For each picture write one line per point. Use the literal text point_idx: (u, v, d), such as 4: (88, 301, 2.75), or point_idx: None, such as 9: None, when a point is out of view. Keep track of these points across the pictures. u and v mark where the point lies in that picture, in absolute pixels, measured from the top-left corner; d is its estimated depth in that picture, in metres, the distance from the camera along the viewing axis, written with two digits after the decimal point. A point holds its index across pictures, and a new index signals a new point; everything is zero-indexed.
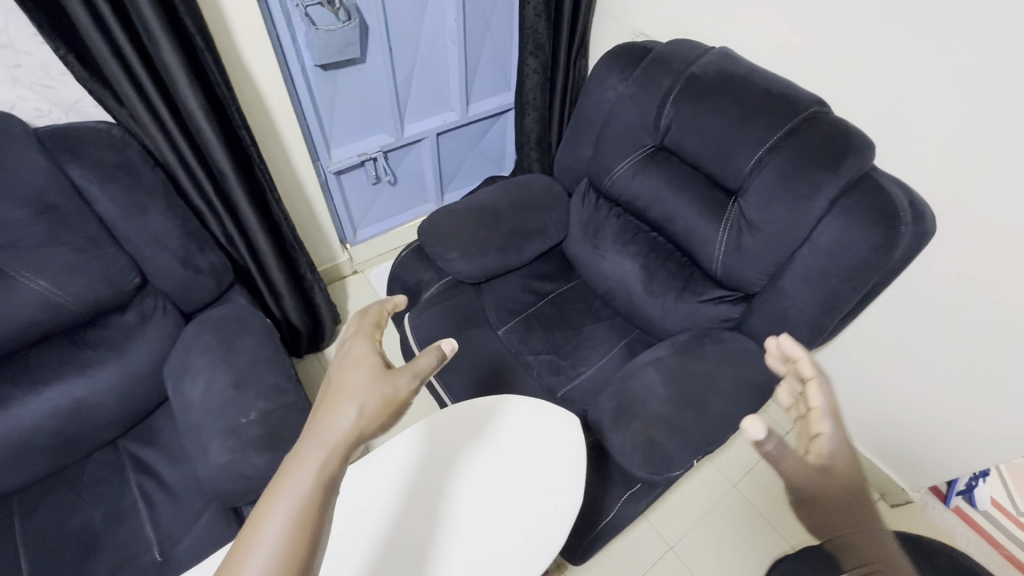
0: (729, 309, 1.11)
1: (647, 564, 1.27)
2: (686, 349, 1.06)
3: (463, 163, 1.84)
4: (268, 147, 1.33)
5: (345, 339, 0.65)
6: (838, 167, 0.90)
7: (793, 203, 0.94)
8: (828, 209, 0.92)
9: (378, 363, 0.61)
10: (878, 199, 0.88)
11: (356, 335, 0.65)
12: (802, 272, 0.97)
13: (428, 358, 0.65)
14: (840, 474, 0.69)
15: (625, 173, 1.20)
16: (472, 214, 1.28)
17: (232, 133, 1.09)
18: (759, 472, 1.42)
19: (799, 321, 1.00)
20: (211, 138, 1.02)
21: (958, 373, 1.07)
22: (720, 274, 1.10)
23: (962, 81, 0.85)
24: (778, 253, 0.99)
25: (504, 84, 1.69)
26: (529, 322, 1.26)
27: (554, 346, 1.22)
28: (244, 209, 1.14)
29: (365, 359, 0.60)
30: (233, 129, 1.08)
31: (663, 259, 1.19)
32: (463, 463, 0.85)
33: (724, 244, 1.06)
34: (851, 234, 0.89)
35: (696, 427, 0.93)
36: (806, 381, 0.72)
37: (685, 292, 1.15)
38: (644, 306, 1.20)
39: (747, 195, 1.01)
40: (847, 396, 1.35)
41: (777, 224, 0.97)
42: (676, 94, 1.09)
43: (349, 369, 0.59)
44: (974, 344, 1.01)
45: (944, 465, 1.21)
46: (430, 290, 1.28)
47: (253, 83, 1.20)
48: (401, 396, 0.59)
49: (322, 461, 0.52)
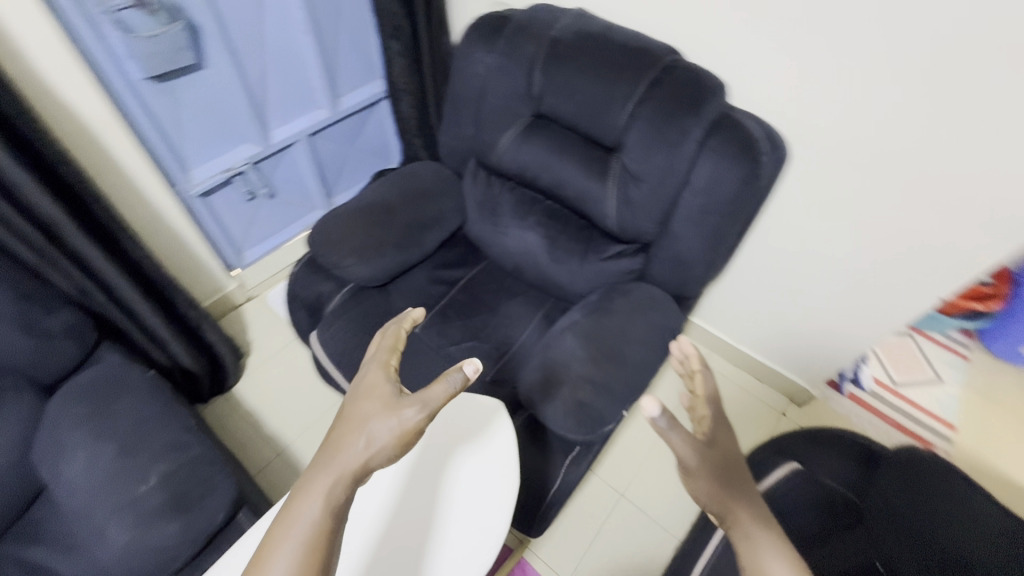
0: (630, 262, 1.15)
1: (602, 517, 1.33)
2: (598, 308, 1.09)
3: (346, 161, 1.73)
4: (108, 181, 1.18)
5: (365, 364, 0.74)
6: (701, 110, 0.95)
7: (667, 151, 0.98)
8: (698, 151, 0.97)
9: (391, 393, 0.67)
10: (738, 135, 0.94)
11: (373, 360, 0.73)
12: (687, 215, 1.02)
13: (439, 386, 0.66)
14: (731, 460, 0.68)
15: (509, 145, 1.20)
16: (361, 214, 1.21)
17: (50, 172, 0.93)
18: None
19: (693, 259, 1.07)
20: (25, 182, 0.85)
21: (829, 276, 1.21)
22: (617, 230, 1.14)
23: (787, 15, 0.92)
24: (663, 200, 1.04)
25: (371, 71, 1.60)
26: (444, 314, 1.23)
27: (474, 332, 1.21)
28: (91, 256, 0.99)
29: (378, 391, 0.67)
30: (50, 168, 0.92)
31: (562, 225, 1.20)
32: (438, 474, 0.88)
33: (614, 199, 1.10)
34: (721, 171, 0.95)
35: (619, 380, 0.97)
36: (693, 373, 0.76)
37: (588, 254, 1.17)
38: (552, 274, 1.22)
39: (626, 149, 1.04)
40: (747, 317, 1.48)
41: (657, 172, 1.01)
42: (541, 60, 1.08)
43: (362, 397, 0.67)
44: (837, 249, 1.15)
45: (832, 358, 1.37)
46: (333, 302, 1.20)
47: (70, 111, 1.06)
48: (413, 427, 0.64)
49: (336, 490, 0.60)
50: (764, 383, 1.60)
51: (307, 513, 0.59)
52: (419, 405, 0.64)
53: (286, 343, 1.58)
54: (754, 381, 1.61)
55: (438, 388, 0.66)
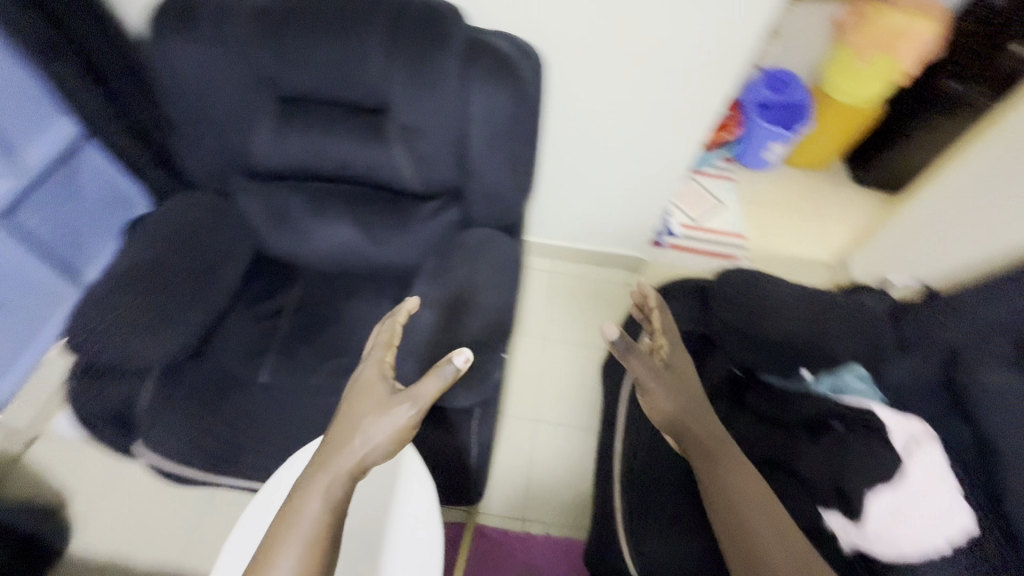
0: (448, 214, 1.10)
1: (529, 450, 1.39)
2: (439, 271, 1.07)
3: (77, 231, 1.36)
4: None
5: (362, 361, 0.85)
6: (444, 43, 0.92)
7: (433, 93, 0.95)
8: (462, 83, 0.95)
9: (385, 393, 0.79)
10: (491, 56, 0.94)
11: (369, 359, 0.84)
12: (480, 148, 1.02)
13: (428, 387, 0.76)
14: (686, 383, 0.84)
15: (266, 140, 1.04)
16: (122, 286, 0.96)
17: None
18: (554, 316, 1.64)
19: (503, 189, 1.08)
20: None
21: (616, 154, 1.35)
22: (422, 189, 1.09)
23: None
24: (451, 143, 1.02)
25: (44, 114, 1.21)
26: (285, 348, 1.09)
27: (327, 351, 1.10)
28: None
29: (373, 393, 0.78)
30: None
31: (365, 204, 1.09)
32: (383, 525, 0.79)
33: (405, 159, 1.04)
34: (491, 96, 0.95)
35: (486, 331, 0.97)
36: (653, 311, 0.90)
37: (406, 223, 1.09)
38: (380, 256, 1.14)
39: (394, 104, 0.98)
40: (569, 217, 1.59)
41: (434, 117, 0.98)
42: (255, 36, 0.93)
43: (358, 398, 0.78)
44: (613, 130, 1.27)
45: (645, 221, 1.57)
46: (141, 401, 0.96)
47: None
48: (404, 426, 0.75)
49: (337, 483, 0.72)
50: (606, 267, 1.77)
51: (308, 508, 0.70)
52: (410, 403, 0.75)
53: (108, 471, 1.27)
54: (598, 269, 1.77)
55: (426, 388, 0.77)
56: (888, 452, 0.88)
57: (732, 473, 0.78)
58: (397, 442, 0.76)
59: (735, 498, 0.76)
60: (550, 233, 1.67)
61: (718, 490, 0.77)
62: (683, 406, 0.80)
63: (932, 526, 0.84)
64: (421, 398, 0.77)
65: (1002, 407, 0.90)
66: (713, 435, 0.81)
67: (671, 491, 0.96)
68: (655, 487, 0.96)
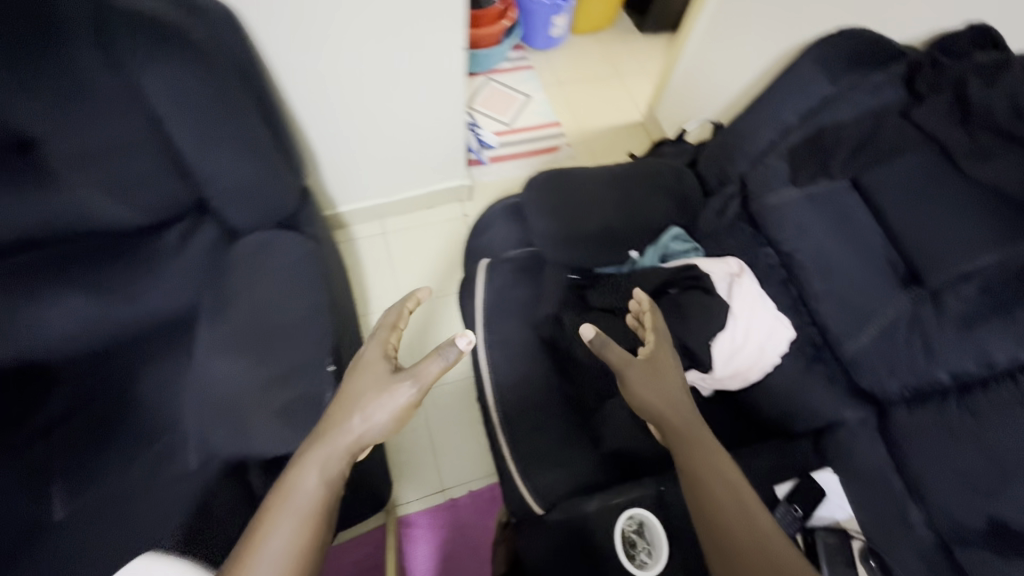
0: (201, 234, 0.93)
1: (423, 424, 1.33)
2: (218, 305, 0.90)
3: None
4: None
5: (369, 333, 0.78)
6: (61, 33, 0.70)
7: (89, 97, 0.75)
8: (124, 74, 0.76)
9: (386, 371, 0.73)
10: (139, 25, 0.73)
11: (377, 331, 0.77)
12: (195, 143, 0.84)
13: (430, 368, 0.70)
14: (665, 376, 0.77)
15: None
16: None
17: None
18: (400, 279, 1.53)
19: (251, 182, 0.91)
20: None
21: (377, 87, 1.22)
22: (151, 219, 0.89)
23: None
24: (153, 149, 0.83)
25: None
26: (79, 464, 0.82)
27: (132, 449, 0.85)
28: None
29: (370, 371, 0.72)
30: None
31: (84, 259, 0.85)
32: None
33: (104, 191, 0.82)
34: (168, 78, 0.77)
35: (296, 350, 0.86)
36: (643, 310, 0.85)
37: (149, 262, 0.89)
38: (140, 312, 0.90)
39: (40, 129, 0.74)
40: (367, 173, 1.43)
41: (110, 128, 0.78)
42: None
43: (361, 372, 0.73)
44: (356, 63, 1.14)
45: (446, 147, 1.45)
46: None
47: None
48: (406, 406, 0.70)
49: (334, 460, 0.67)
50: (434, 207, 1.66)
51: (298, 483, 0.65)
52: (411, 382, 0.70)
53: None
54: (427, 212, 1.65)
55: (430, 369, 0.70)
56: (717, 302, 0.93)
57: (707, 461, 0.71)
58: (396, 420, 0.70)
59: (721, 501, 0.68)
60: (358, 196, 1.50)
61: (690, 482, 0.70)
62: (655, 399, 0.75)
63: (765, 351, 0.92)
64: (426, 376, 0.70)
65: (794, 230, 0.93)
66: (692, 427, 0.74)
67: (548, 419, 0.94)
68: (532, 422, 0.93)
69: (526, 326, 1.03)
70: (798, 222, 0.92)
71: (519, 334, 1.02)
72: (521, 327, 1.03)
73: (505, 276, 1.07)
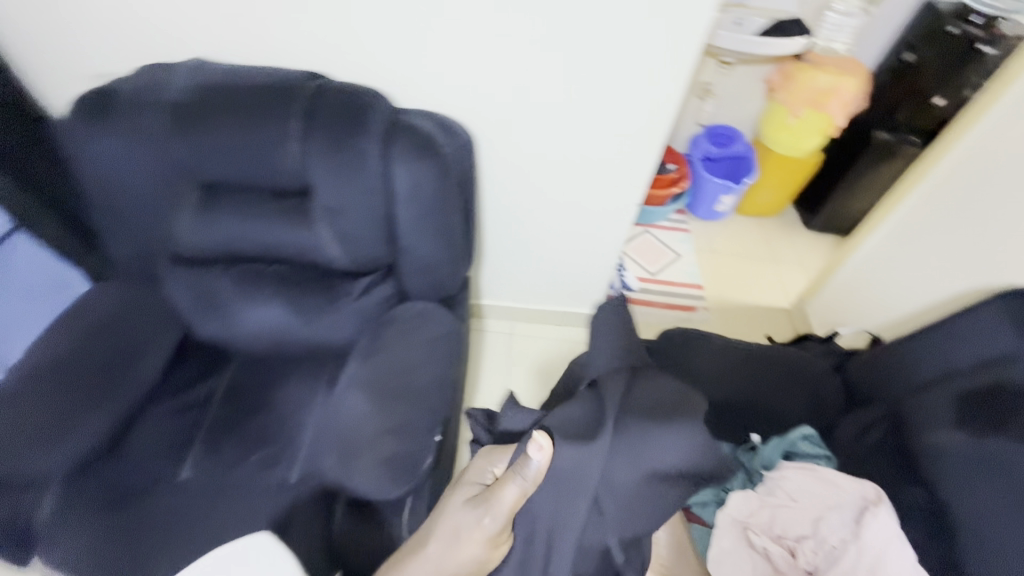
0: (381, 290, 1.09)
1: None
2: (372, 348, 1.03)
3: None
4: None
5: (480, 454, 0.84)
6: (360, 127, 0.94)
7: (351, 174, 0.95)
8: (386, 162, 0.96)
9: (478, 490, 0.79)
10: (411, 134, 0.96)
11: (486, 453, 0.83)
12: (412, 223, 1.01)
13: (513, 492, 0.73)
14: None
15: (191, 223, 1.01)
16: (28, 383, 0.92)
17: None
18: (509, 378, 1.61)
19: (437, 261, 1.07)
20: None
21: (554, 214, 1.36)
22: (352, 266, 1.07)
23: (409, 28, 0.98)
24: (374, 219, 1.00)
25: None
26: (212, 438, 1.03)
27: (257, 440, 1.03)
28: None
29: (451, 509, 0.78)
30: None
31: (298, 287, 1.06)
32: None
33: (332, 237, 1.02)
34: (414, 169, 0.96)
35: (417, 412, 0.93)
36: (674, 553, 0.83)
37: (336, 299, 1.07)
38: (315, 335, 1.09)
39: (315, 189, 0.97)
40: (519, 278, 1.58)
41: (352, 201, 0.97)
42: (172, 126, 0.93)
43: (465, 484, 0.80)
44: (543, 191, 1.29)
45: (594, 279, 1.57)
46: (40, 513, 0.88)
47: None
48: (490, 535, 0.74)
49: (435, 562, 0.74)
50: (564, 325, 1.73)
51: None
52: (492, 507, 0.74)
53: None
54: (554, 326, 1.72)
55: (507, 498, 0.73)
56: (838, 525, 0.85)
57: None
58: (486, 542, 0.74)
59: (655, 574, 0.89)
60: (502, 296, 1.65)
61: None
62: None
63: None
64: (503, 505, 0.74)
65: (956, 489, 0.84)
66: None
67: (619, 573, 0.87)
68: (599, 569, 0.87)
69: (598, 445, 0.78)
70: (963, 484, 0.83)
71: (568, 453, 0.77)
72: (578, 444, 0.78)
73: (593, 386, 0.88)
